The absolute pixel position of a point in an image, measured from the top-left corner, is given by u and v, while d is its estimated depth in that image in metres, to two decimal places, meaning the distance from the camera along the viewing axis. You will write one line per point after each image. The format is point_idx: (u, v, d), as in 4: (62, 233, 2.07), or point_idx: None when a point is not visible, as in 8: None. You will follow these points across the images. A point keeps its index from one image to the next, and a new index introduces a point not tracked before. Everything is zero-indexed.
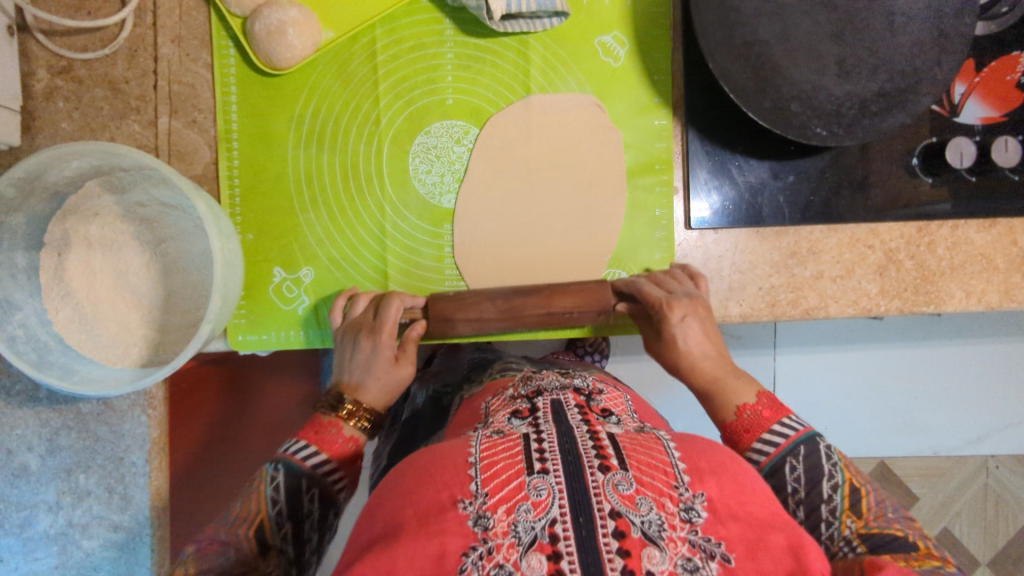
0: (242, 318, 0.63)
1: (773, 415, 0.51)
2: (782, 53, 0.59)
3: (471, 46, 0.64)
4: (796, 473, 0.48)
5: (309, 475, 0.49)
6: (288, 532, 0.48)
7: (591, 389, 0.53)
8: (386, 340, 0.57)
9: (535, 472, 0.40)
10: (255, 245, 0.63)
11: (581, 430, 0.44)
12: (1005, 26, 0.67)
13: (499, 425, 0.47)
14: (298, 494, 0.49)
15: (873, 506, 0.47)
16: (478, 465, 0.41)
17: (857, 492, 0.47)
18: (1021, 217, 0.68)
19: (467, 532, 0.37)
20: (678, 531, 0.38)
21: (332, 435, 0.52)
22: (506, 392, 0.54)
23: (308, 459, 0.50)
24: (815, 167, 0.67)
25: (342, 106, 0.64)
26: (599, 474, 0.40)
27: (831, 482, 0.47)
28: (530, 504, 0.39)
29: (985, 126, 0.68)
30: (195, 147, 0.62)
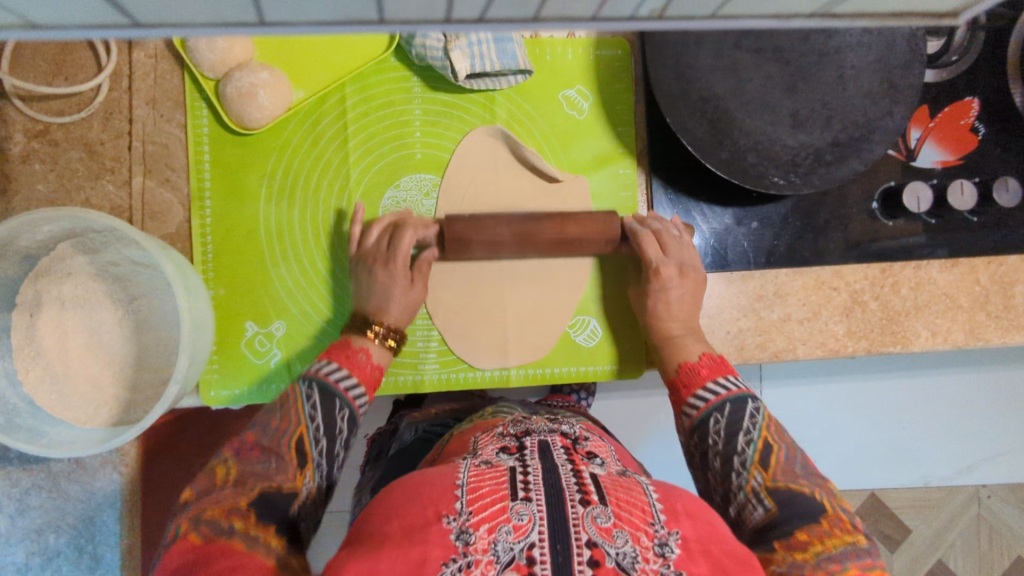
0: (214, 372, 0.64)
1: (710, 373, 0.59)
2: (737, 107, 0.61)
3: (438, 102, 0.66)
4: (717, 427, 0.56)
5: (343, 399, 0.54)
6: (324, 446, 0.52)
7: (578, 436, 0.53)
8: (398, 271, 0.62)
9: (518, 498, 0.41)
10: (228, 300, 0.64)
11: (565, 468, 0.44)
12: (957, 73, 0.70)
13: (487, 455, 0.47)
14: (332, 407, 0.53)
15: (784, 460, 0.54)
16: (465, 487, 0.41)
17: (770, 447, 0.54)
18: (982, 256, 0.69)
19: (449, 544, 0.38)
20: (651, 563, 0.39)
21: (363, 359, 0.57)
22: (496, 429, 0.54)
23: (343, 378, 0.55)
24: (777, 213, 0.69)
25: (313, 163, 0.65)
26: (579, 506, 0.40)
27: (746, 437, 0.55)
28: (510, 526, 0.39)
29: (942, 169, 0.70)
30: (169, 205, 0.63)
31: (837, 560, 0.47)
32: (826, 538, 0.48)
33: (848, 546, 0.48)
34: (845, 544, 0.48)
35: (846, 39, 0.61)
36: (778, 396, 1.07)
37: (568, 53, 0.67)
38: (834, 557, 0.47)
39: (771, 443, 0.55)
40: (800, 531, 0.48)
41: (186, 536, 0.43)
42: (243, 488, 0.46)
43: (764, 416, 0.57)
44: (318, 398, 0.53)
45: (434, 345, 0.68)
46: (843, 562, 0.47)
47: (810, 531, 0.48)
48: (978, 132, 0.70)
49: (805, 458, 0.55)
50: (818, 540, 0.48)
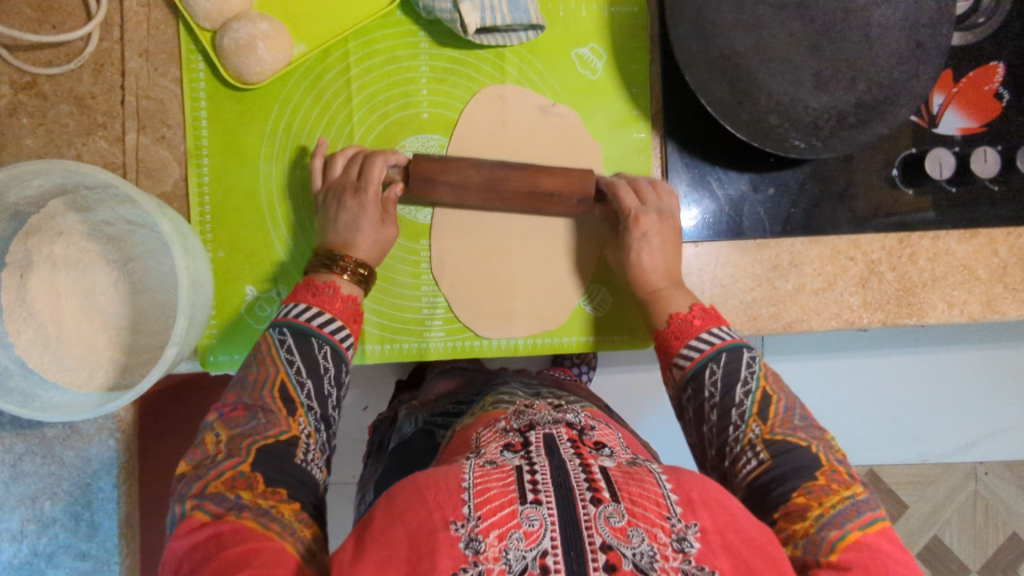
0: (213, 338, 0.62)
1: (703, 323, 0.55)
2: (759, 65, 0.58)
3: (446, 58, 0.63)
4: (715, 377, 0.52)
5: (325, 338, 0.51)
6: (309, 387, 0.49)
7: (584, 425, 0.51)
8: (369, 201, 0.57)
9: (527, 501, 0.39)
10: (226, 263, 0.62)
11: (573, 463, 0.43)
12: (983, 36, 0.67)
13: (491, 455, 0.45)
14: (310, 349, 0.50)
15: (782, 413, 0.51)
16: (471, 489, 0.40)
17: (768, 399, 0.51)
18: (1002, 226, 0.68)
19: (458, 554, 0.36)
20: (671, 561, 0.37)
21: (331, 295, 0.53)
22: (498, 424, 0.52)
23: (319, 320, 0.51)
24: (795, 179, 0.67)
25: (315, 121, 0.63)
26: (590, 506, 0.39)
27: (744, 388, 0.51)
28: (521, 532, 0.37)
29: (964, 137, 0.68)
30: (164, 163, 0.60)
31: (837, 526, 0.43)
32: (824, 496, 0.45)
33: (846, 503, 0.45)
34: (844, 501, 0.45)
35: None
36: (781, 370, 1.06)
37: (582, 10, 0.64)
38: (832, 519, 0.44)
39: (769, 399, 0.51)
40: (797, 489, 0.46)
41: (190, 513, 0.41)
42: (240, 455, 0.43)
43: (760, 364, 0.53)
44: (293, 344, 0.50)
45: (440, 312, 0.66)
46: (843, 523, 0.44)
47: (809, 494, 0.45)
48: (1002, 98, 0.68)
49: (803, 407, 0.52)
50: (816, 504, 0.45)
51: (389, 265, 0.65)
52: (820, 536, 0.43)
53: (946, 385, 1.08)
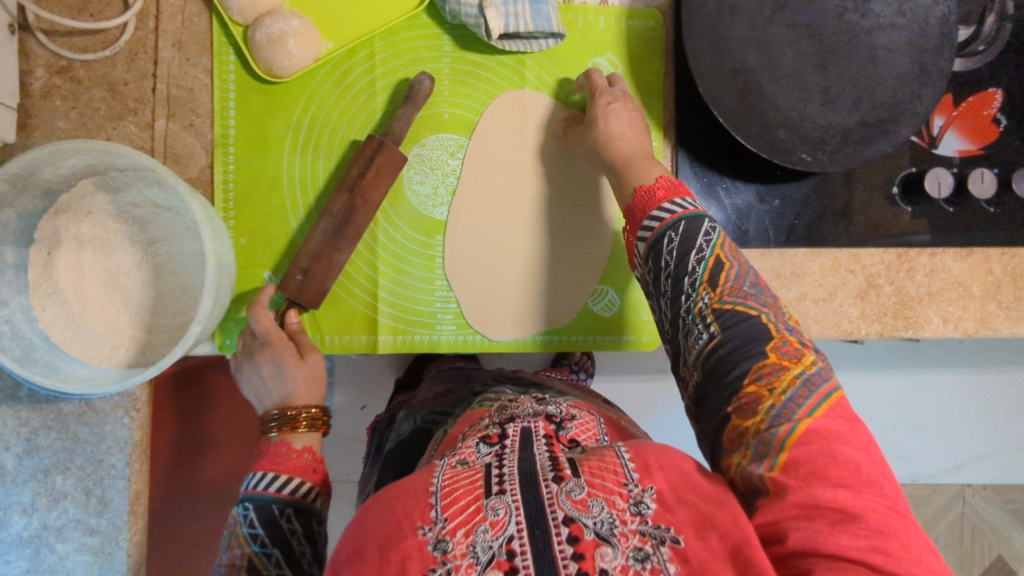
0: (231, 322, 0.63)
1: (666, 194, 0.54)
2: (769, 80, 0.61)
3: (469, 61, 0.65)
4: (671, 245, 0.51)
5: (286, 498, 0.48)
6: (279, 556, 0.46)
7: (564, 417, 0.52)
8: (280, 341, 0.56)
9: (493, 493, 0.41)
10: (247, 250, 0.63)
11: (541, 455, 0.45)
12: (982, 62, 0.70)
13: (465, 453, 0.46)
14: (270, 514, 0.47)
15: (732, 278, 0.49)
16: (439, 493, 0.41)
17: (720, 265, 0.50)
18: (996, 246, 0.71)
19: (427, 557, 0.38)
20: (630, 524, 0.40)
21: (285, 453, 0.51)
22: (483, 422, 0.53)
23: (279, 485, 0.49)
24: (799, 192, 0.69)
25: (339, 116, 0.65)
26: (553, 485, 0.41)
27: (698, 255, 0.50)
28: (488, 524, 0.39)
29: (962, 158, 0.70)
30: (192, 150, 0.62)
31: (785, 417, 0.43)
32: (774, 381, 0.44)
33: (797, 384, 0.44)
34: (793, 382, 0.44)
35: (879, 20, 0.62)
36: None
37: (600, 21, 0.67)
38: (782, 410, 0.43)
39: (719, 262, 0.50)
40: (748, 376, 0.45)
41: None
42: None
43: (719, 233, 0.52)
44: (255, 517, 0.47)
45: (452, 306, 0.66)
46: (794, 410, 0.43)
47: (759, 380, 0.45)
48: (1000, 123, 0.71)
49: (756, 274, 0.51)
50: (767, 393, 0.44)
51: (403, 258, 0.65)
52: (771, 434, 0.43)
53: (940, 406, 1.10)
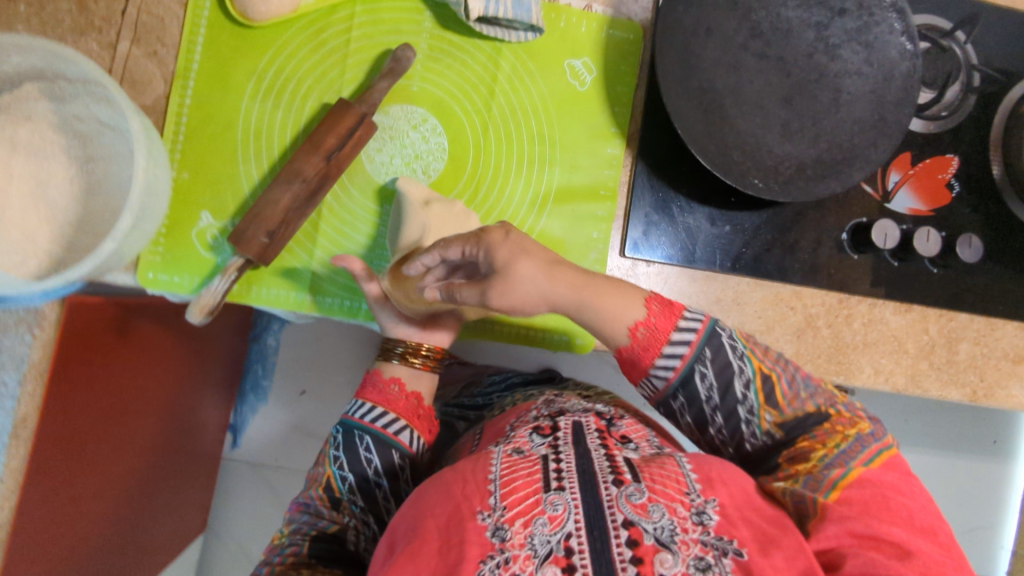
0: (158, 255, 0.61)
1: (666, 326, 0.59)
2: (732, 104, 0.62)
3: (447, 40, 0.65)
4: (707, 378, 0.59)
5: (373, 430, 0.64)
6: (349, 483, 0.63)
7: (612, 416, 0.67)
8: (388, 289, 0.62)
9: (552, 489, 0.51)
10: (189, 185, 0.62)
11: (597, 452, 0.56)
12: (943, 128, 0.72)
13: (521, 442, 0.59)
14: (354, 445, 0.63)
15: (785, 389, 0.60)
16: (498, 481, 0.53)
17: (767, 380, 0.60)
18: (934, 307, 0.72)
19: (485, 542, 0.49)
20: (690, 533, 0.49)
21: (393, 391, 0.67)
22: (529, 413, 0.69)
23: (374, 415, 0.64)
24: (750, 222, 0.69)
25: (307, 71, 0.64)
26: (613, 488, 0.51)
27: (742, 378, 0.59)
28: (546, 518, 0.49)
29: (913, 216, 0.72)
30: (150, 77, 0.61)
31: (839, 464, 0.56)
32: (828, 439, 0.58)
33: (849, 441, 0.57)
34: (846, 439, 0.58)
35: (847, 66, 0.64)
36: None
37: (582, 25, 0.67)
38: (835, 458, 0.56)
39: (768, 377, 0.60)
40: (808, 437, 0.59)
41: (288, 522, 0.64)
42: (300, 547, 0.59)
43: (740, 341, 0.61)
44: (342, 442, 0.63)
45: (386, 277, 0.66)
46: (848, 463, 0.56)
47: (811, 438, 0.58)
48: (953, 189, 0.72)
49: (794, 369, 0.62)
50: (820, 445, 0.57)
51: (347, 221, 0.65)
52: (823, 475, 0.55)
53: None
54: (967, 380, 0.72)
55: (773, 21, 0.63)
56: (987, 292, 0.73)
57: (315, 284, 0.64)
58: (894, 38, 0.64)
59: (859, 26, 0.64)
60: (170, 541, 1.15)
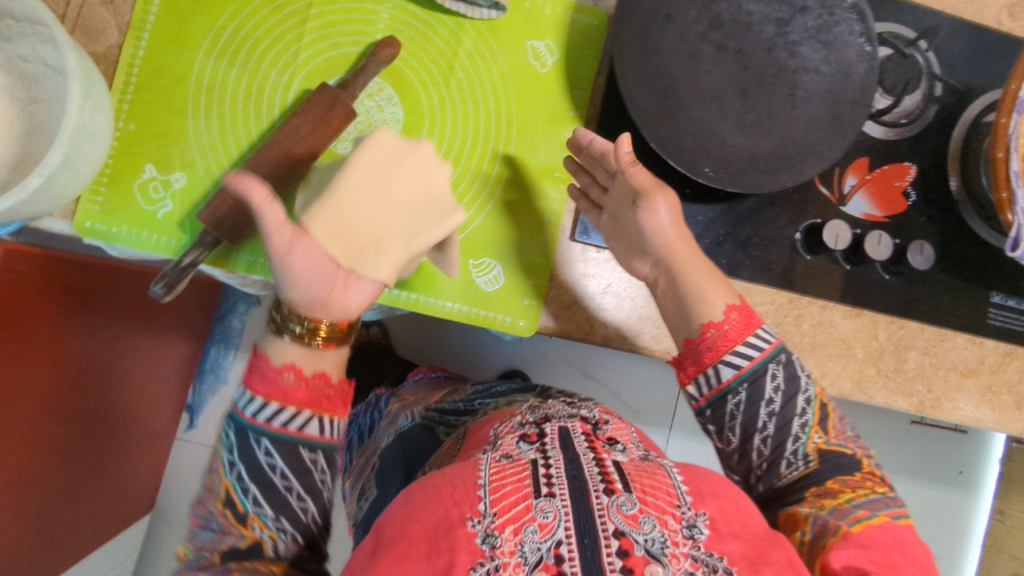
0: (97, 204, 0.60)
1: (739, 334, 0.59)
2: (688, 91, 0.62)
3: (409, 12, 0.65)
4: (775, 383, 0.59)
5: (272, 432, 0.53)
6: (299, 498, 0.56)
7: (598, 420, 0.66)
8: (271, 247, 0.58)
9: (542, 495, 0.53)
10: (135, 137, 0.61)
11: (586, 456, 0.58)
12: (903, 136, 0.72)
13: (508, 448, 0.59)
14: (250, 447, 0.54)
15: (835, 425, 0.62)
16: (488, 487, 0.54)
17: (823, 407, 0.61)
18: (884, 314, 0.72)
19: (475, 549, 0.50)
20: (681, 547, 0.52)
21: (286, 379, 0.54)
22: (513, 417, 0.67)
23: (262, 411, 0.53)
24: (704, 215, 0.69)
25: (265, 32, 0.63)
26: (604, 497, 0.53)
27: (803, 397, 0.60)
28: (536, 526, 0.52)
29: (867, 221, 0.72)
30: (105, 26, 0.61)
31: (869, 506, 0.56)
32: (856, 486, 0.58)
33: (879, 492, 0.58)
34: (875, 492, 0.58)
35: (805, 63, 0.64)
36: None
37: (547, 7, 0.67)
38: (867, 502, 0.57)
39: (824, 408, 0.61)
40: (836, 479, 0.58)
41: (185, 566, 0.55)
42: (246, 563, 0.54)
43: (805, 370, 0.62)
44: (235, 440, 0.54)
45: None
46: (874, 508, 0.56)
47: (842, 481, 0.58)
48: (909, 197, 0.73)
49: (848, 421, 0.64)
50: (848, 489, 0.57)
51: None
52: (848, 509, 0.55)
53: None
54: (913, 389, 0.72)
55: (733, 12, 0.63)
56: (938, 303, 0.73)
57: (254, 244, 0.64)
58: (854, 40, 0.64)
59: (820, 24, 0.64)
60: (113, 515, 1.12)
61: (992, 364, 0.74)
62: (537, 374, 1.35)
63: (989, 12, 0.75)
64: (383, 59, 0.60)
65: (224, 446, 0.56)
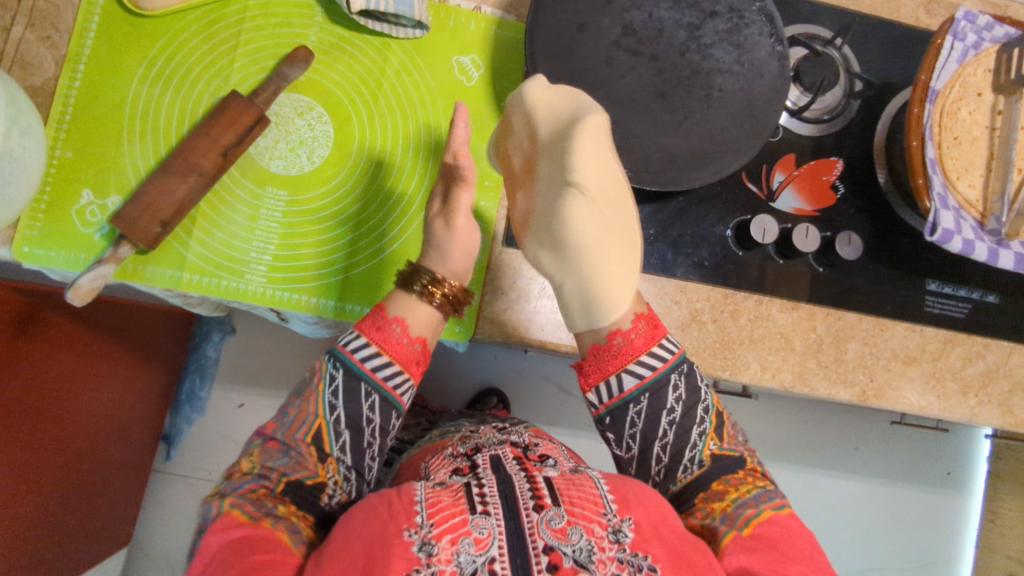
0: (35, 229, 0.62)
1: (643, 343, 0.61)
2: (603, 96, 0.64)
3: (336, 34, 0.68)
4: (680, 391, 0.62)
5: (377, 386, 0.60)
6: (345, 441, 0.60)
7: (526, 443, 0.68)
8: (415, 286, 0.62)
9: (477, 512, 0.53)
10: (72, 164, 0.63)
11: (518, 476, 0.58)
12: (827, 132, 0.74)
13: (441, 478, 0.60)
14: (358, 398, 0.59)
15: (724, 430, 0.65)
16: (424, 504, 0.54)
17: (717, 415, 0.65)
18: (822, 305, 0.73)
19: (411, 557, 0.49)
20: (607, 552, 0.52)
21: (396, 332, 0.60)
22: (445, 450, 0.70)
23: (378, 367, 0.60)
24: (633, 216, 0.71)
25: (197, 60, 0.66)
26: (534, 514, 0.53)
27: (703, 406, 0.63)
28: (471, 539, 0.51)
29: (796, 215, 0.73)
30: (42, 60, 0.63)
31: (751, 505, 0.59)
32: (739, 485, 0.61)
33: (758, 488, 0.61)
34: (756, 488, 0.61)
35: (718, 64, 0.66)
36: None
37: (470, 24, 0.70)
38: (748, 501, 0.59)
39: (720, 415, 0.65)
40: (719, 480, 0.62)
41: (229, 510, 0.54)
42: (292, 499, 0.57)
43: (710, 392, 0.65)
44: (343, 385, 0.59)
45: (266, 259, 0.66)
46: (758, 505, 0.59)
47: (725, 482, 0.61)
48: (837, 190, 0.74)
49: (734, 424, 0.68)
50: (732, 489, 0.61)
51: (226, 201, 0.65)
52: (736, 513, 0.58)
53: None
54: (855, 380, 0.72)
55: (645, 19, 0.65)
56: (874, 292, 0.74)
57: (183, 262, 0.64)
58: (764, 40, 0.66)
59: (730, 27, 0.66)
60: (85, 553, 1.10)
61: (933, 351, 0.74)
62: (511, 391, 1.34)
63: (905, 10, 0.78)
64: (299, 60, 0.62)
65: (328, 386, 0.60)
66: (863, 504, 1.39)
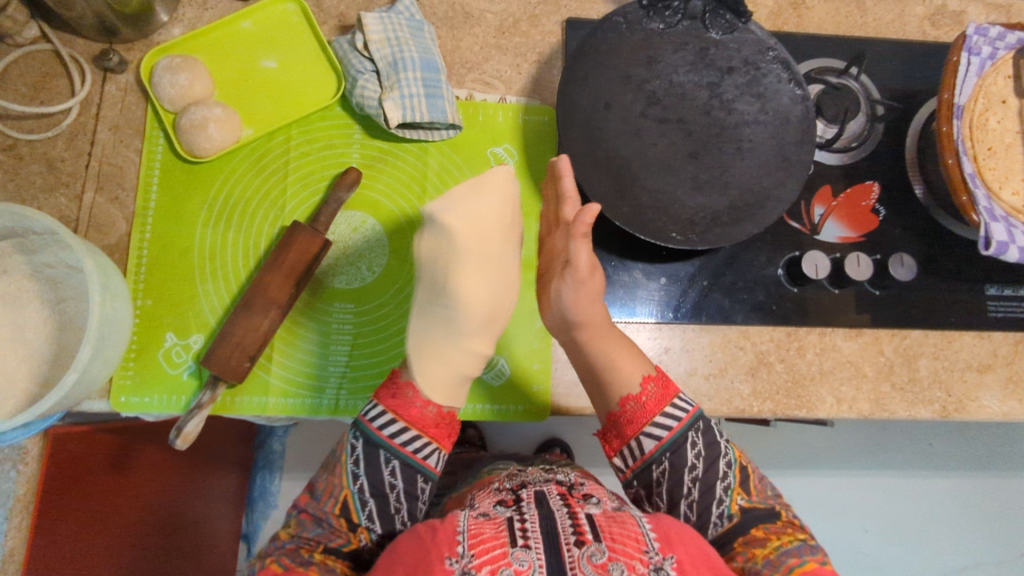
0: (128, 377, 0.66)
1: (657, 406, 0.62)
2: (639, 166, 0.66)
3: (377, 147, 0.72)
4: (697, 448, 0.62)
5: (397, 452, 0.59)
6: (370, 505, 0.59)
7: (573, 482, 0.67)
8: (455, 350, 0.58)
9: (517, 545, 0.53)
10: (153, 311, 0.67)
11: (561, 512, 0.57)
12: (857, 158, 0.76)
13: (486, 508, 0.60)
14: (377, 465, 0.59)
15: (754, 486, 0.64)
16: (466, 537, 0.54)
17: (744, 471, 0.64)
18: (885, 328, 0.73)
19: None
20: None
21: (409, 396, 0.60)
22: (493, 484, 0.69)
23: (388, 426, 0.59)
24: (684, 271, 0.73)
25: (252, 193, 0.70)
26: (575, 549, 0.53)
27: (725, 461, 0.63)
28: (511, 569, 0.51)
29: (843, 244, 0.74)
30: (114, 220, 0.68)
31: (795, 554, 0.58)
32: (777, 535, 0.60)
33: (798, 541, 0.60)
34: (794, 540, 0.60)
35: (743, 117, 0.68)
36: None
37: (499, 115, 0.73)
38: (790, 550, 0.59)
39: (744, 470, 0.64)
40: (758, 526, 0.61)
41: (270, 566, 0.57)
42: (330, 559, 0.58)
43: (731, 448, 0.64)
44: (363, 455, 0.59)
45: (344, 371, 0.69)
46: (802, 556, 0.58)
47: (765, 528, 0.61)
48: (879, 213, 0.75)
49: (766, 479, 0.67)
50: (774, 537, 0.60)
51: (299, 322, 0.68)
52: (780, 560, 0.58)
53: None
54: (934, 397, 0.72)
55: (666, 87, 0.68)
56: (935, 306, 0.74)
57: (267, 388, 0.67)
58: (784, 86, 0.68)
59: (748, 80, 0.68)
60: None
61: (1006, 355, 0.73)
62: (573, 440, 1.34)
63: (911, 27, 0.79)
64: (351, 182, 0.64)
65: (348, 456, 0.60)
66: (948, 502, 1.34)
